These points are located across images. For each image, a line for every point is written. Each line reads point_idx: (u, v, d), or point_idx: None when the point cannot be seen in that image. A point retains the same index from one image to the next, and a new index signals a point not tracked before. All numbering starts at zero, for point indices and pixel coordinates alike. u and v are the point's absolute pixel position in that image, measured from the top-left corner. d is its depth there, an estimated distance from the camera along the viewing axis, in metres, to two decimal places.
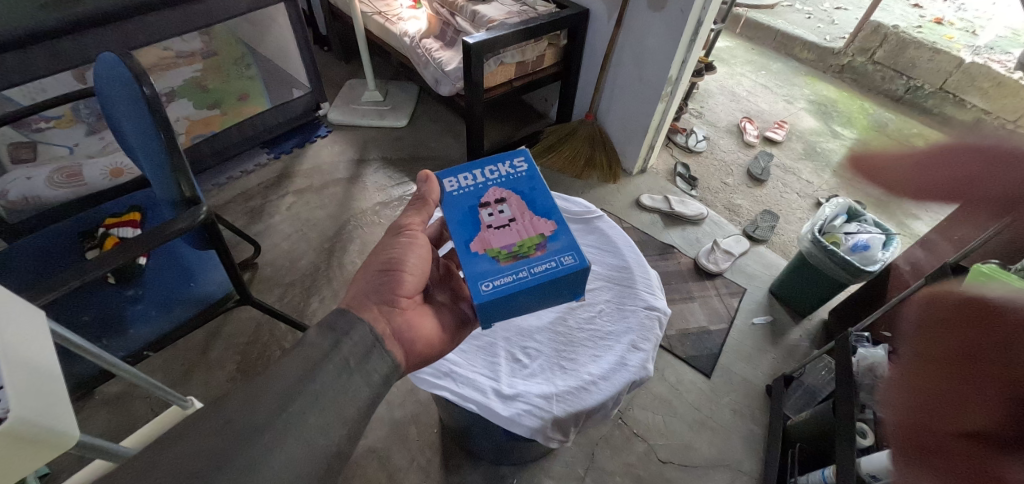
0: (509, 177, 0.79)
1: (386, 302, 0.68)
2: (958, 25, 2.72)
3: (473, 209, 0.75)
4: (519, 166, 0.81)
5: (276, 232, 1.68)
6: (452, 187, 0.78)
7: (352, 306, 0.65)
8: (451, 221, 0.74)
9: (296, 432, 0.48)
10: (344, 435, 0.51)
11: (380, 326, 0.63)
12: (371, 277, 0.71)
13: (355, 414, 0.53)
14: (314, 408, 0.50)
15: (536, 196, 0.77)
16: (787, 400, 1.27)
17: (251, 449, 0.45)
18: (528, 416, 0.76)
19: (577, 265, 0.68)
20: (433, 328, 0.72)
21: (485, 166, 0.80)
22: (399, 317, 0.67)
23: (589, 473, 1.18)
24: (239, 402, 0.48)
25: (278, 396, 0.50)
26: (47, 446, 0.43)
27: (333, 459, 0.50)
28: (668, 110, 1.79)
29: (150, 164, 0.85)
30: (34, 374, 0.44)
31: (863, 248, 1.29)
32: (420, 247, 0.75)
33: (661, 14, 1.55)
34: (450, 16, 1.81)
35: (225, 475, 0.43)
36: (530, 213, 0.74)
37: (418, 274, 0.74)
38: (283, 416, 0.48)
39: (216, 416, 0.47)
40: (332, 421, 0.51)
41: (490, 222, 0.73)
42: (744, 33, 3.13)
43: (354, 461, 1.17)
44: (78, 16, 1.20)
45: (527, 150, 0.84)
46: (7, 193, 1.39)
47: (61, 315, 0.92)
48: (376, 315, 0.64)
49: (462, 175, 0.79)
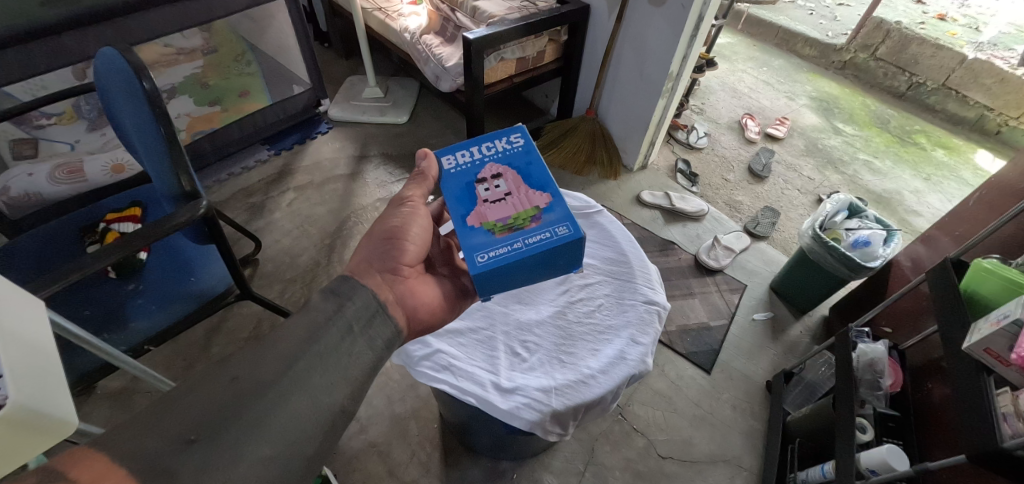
0: (506, 153, 0.79)
1: (388, 271, 0.69)
2: (961, 21, 2.70)
3: (470, 185, 0.75)
4: (516, 141, 0.80)
5: (276, 228, 1.68)
6: (449, 165, 0.78)
7: (355, 273, 0.67)
8: (449, 196, 0.74)
9: (302, 389, 0.49)
10: (347, 394, 0.52)
11: (382, 293, 0.65)
12: (373, 245, 0.72)
13: (358, 375, 0.54)
14: (319, 367, 0.51)
15: (531, 170, 0.77)
16: (787, 396, 1.27)
17: (258, 403, 0.46)
18: (527, 409, 0.76)
19: (572, 235, 0.68)
20: (434, 297, 0.74)
21: (482, 143, 0.80)
22: (401, 286, 0.69)
23: (589, 468, 1.18)
24: (245, 360, 0.50)
25: (283, 356, 0.51)
26: (44, 433, 0.43)
27: (339, 415, 0.50)
28: (668, 106, 1.78)
29: (150, 157, 0.85)
30: (32, 363, 0.44)
31: (864, 244, 1.29)
32: (421, 217, 0.77)
33: (661, 10, 1.55)
34: (451, 12, 1.81)
35: (233, 425, 0.44)
36: (525, 187, 0.74)
37: (420, 244, 0.75)
38: (289, 373, 0.49)
39: (222, 373, 0.48)
40: (336, 381, 0.52)
41: (486, 196, 0.73)
42: (745, 29, 3.12)
43: (354, 456, 1.17)
44: (78, 13, 1.20)
45: (524, 126, 0.83)
46: (8, 190, 1.38)
47: (63, 308, 0.93)
48: (378, 282, 0.66)
49: (460, 151, 0.79)
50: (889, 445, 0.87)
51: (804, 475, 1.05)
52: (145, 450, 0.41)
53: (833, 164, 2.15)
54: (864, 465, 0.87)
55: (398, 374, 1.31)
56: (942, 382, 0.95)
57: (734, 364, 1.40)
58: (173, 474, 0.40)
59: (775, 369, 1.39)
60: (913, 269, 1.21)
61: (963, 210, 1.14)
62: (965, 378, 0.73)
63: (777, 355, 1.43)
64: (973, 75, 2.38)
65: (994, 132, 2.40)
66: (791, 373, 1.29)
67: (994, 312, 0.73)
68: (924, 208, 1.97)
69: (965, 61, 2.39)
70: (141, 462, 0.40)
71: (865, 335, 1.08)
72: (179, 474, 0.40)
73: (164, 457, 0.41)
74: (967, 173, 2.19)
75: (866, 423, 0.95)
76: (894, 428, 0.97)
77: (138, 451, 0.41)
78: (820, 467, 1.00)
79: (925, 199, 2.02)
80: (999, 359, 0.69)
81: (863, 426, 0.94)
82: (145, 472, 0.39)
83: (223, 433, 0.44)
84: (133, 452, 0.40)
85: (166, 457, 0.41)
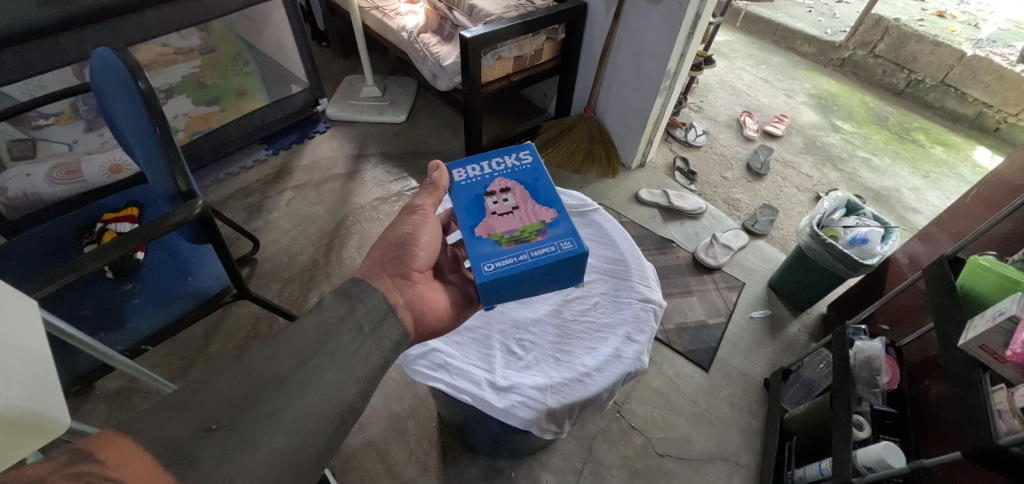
0: (515, 169, 0.79)
1: (399, 275, 0.69)
2: (960, 18, 2.69)
3: (479, 197, 0.76)
4: (525, 158, 0.81)
5: (275, 228, 1.68)
6: (460, 177, 0.79)
7: (366, 276, 0.67)
8: (459, 207, 0.74)
9: (315, 384, 0.49)
10: (356, 392, 0.52)
11: (393, 297, 0.64)
12: (384, 250, 0.72)
13: (367, 373, 0.54)
14: (331, 364, 0.52)
15: (540, 186, 0.77)
16: (785, 393, 1.27)
17: (272, 397, 0.46)
18: (522, 408, 0.76)
19: (576, 250, 0.68)
20: (442, 303, 0.74)
21: (492, 159, 0.81)
22: (411, 290, 0.69)
23: (586, 465, 1.18)
24: (262, 355, 0.50)
25: (298, 352, 0.51)
26: (41, 432, 0.43)
27: (347, 413, 0.50)
28: (667, 104, 1.78)
29: (147, 158, 0.85)
30: (27, 367, 0.44)
31: (862, 241, 1.28)
32: (431, 225, 0.76)
33: (660, 8, 1.54)
34: (448, 10, 1.79)
35: (250, 414, 0.45)
36: (532, 202, 0.74)
37: (430, 251, 0.75)
38: (303, 369, 0.50)
39: (239, 367, 0.48)
40: (346, 379, 0.52)
41: (495, 209, 0.74)
42: (745, 27, 3.11)
43: (352, 454, 1.17)
44: (74, 14, 1.20)
45: (533, 144, 0.84)
46: (6, 189, 1.39)
47: (62, 308, 0.93)
48: (389, 286, 0.66)
49: (470, 166, 0.80)
50: (884, 441, 0.87)
51: (802, 473, 1.05)
52: (167, 436, 0.41)
53: (832, 161, 2.15)
54: (860, 463, 0.87)
55: (396, 372, 1.32)
56: (939, 380, 0.95)
57: (732, 361, 1.41)
58: (193, 461, 0.40)
59: (774, 367, 1.39)
60: (913, 267, 1.20)
61: (962, 206, 1.14)
62: (960, 374, 0.74)
63: (775, 352, 1.43)
64: (972, 72, 2.38)
65: (994, 129, 2.39)
66: (789, 370, 1.29)
67: (989, 308, 0.73)
68: (923, 205, 1.97)
69: (964, 57, 2.39)
70: (161, 447, 0.40)
71: (862, 333, 1.09)
72: (197, 462, 0.40)
73: (185, 444, 0.41)
74: (967, 170, 2.18)
75: (863, 421, 0.95)
76: (890, 426, 0.97)
77: (159, 437, 0.41)
78: (818, 464, 0.99)
79: (923, 196, 2.01)
80: (995, 356, 0.69)
81: (861, 424, 0.94)
82: (167, 457, 0.40)
83: (241, 423, 0.44)
84: (156, 437, 0.41)
85: (186, 444, 0.41)
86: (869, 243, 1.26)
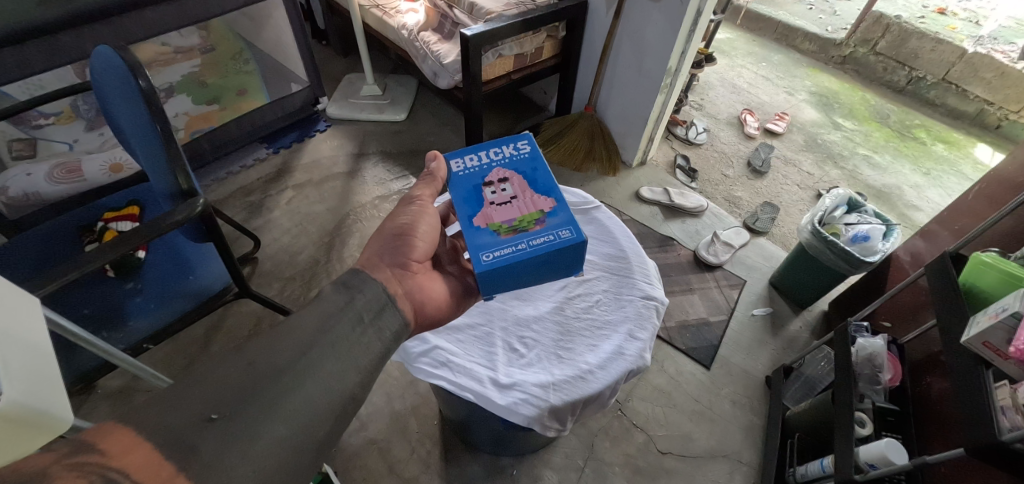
0: (513, 158, 0.79)
1: (398, 266, 0.69)
2: (961, 15, 2.68)
3: (477, 187, 0.75)
4: (522, 148, 0.81)
5: (276, 226, 1.68)
6: (458, 168, 0.79)
7: (365, 266, 0.67)
8: (457, 197, 0.74)
9: (315, 374, 0.49)
10: (357, 383, 0.52)
11: (392, 287, 0.64)
12: (383, 241, 0.72)
13: (367, 364, 0.55)
14: (331, 355, 0.52)
15: (538, 176, 0.77)
16: (787, 391, 1.27)
17: (274, 387, 0.46)
18: (524, 404, 0.76)
19: (575, 238, 0.68)
20: (442, 293, 0.74)
21: (490, 149, 0.81)
22: (410, 280, 0.69)
23: (589, 463, 1.19)
24: (261, 346, 0.50)
25: (298, 343, 0.51)
26: (44, 429, 0.43)
27: (348, 403, 0.50)
28: (668, 101, 1.78)
29: (148, 157, 0.85)
30: (28, 362, 0.44)
31: (863, 239, 1.27)
32: (429, 216, 0.76)
33: (660, 5, 1.54)
34: (449, 8, 1.78)
35: (252, 405, 0.45)
36: (531, 191, 0.74)
37: (429, 241, 0.74)
38: (303, 360, 0.50)
39: (240, 358, 0.48)
40: (347, 369, 0.52)
41: (494, 199, 0.74)
42: (745, 25, 3.10)
43: (354, 452, 1.17)
44: (75, 12, 1.19)
45: (530, 134, 0.84)
46: (7, 189, 1.38)
47: (64, 307, 0.93)
48: (388, 276, 0.66)
49: (469, 156, 0.80)
50: (886, 439, 0.87)
51: (804, 470, 1.04)
52: (169, 426, 0.41)
53: (833, 159, 2.15)
54: (864, 459, 0.87)
55: (397, 370, 1.32)
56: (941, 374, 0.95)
57: (733, 359, 1.41)
58: (195, 450, 0.40)
59: (775, 365, 1.39)
60: (913, 264, 1.20)
61: (964, 204, 1.13)
62: (963, 370, 0.73)
63: (777, 350, 1.43)
64: (973, 70, 2.38)
65: (994, 127, 2.39)
66: (790, 368, 1.29)
67: (992, 305, 0.73)
68: (924, 203, 1.97)
69: (965, 55, 2.38)
70: (164, 437, 0.40)
71: (863, 329, 1.09)
72: (199, 452, 0.40)
73: (187, 433, 0.41)
74: (968, 168, 2.18)
75: (865, 418, 0.94)
76: (892, 422, 0.98)
77: (161, 427, 0.41)
78: (820, 461, 0.99)
79: (925, 194, 2.01)
80: (998, 353, 0.69)
81: (863, 421, 0.94)
82: (169, 447, 0.40)
83: (242, 413, 0.44)
84: (158, 427, 0.41)
85: (189, 433, 0.41)
86: (871, 241, 1.26)
